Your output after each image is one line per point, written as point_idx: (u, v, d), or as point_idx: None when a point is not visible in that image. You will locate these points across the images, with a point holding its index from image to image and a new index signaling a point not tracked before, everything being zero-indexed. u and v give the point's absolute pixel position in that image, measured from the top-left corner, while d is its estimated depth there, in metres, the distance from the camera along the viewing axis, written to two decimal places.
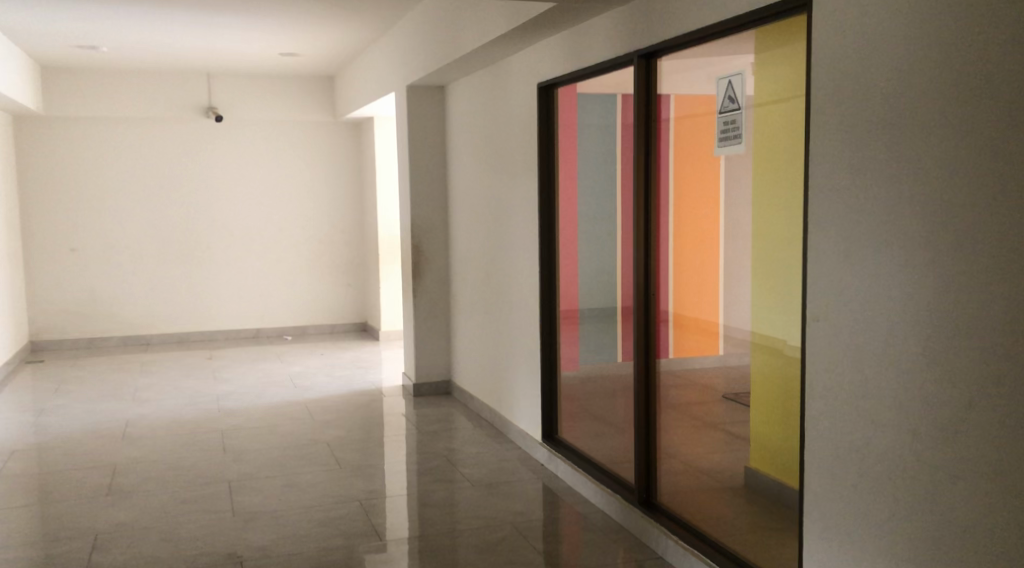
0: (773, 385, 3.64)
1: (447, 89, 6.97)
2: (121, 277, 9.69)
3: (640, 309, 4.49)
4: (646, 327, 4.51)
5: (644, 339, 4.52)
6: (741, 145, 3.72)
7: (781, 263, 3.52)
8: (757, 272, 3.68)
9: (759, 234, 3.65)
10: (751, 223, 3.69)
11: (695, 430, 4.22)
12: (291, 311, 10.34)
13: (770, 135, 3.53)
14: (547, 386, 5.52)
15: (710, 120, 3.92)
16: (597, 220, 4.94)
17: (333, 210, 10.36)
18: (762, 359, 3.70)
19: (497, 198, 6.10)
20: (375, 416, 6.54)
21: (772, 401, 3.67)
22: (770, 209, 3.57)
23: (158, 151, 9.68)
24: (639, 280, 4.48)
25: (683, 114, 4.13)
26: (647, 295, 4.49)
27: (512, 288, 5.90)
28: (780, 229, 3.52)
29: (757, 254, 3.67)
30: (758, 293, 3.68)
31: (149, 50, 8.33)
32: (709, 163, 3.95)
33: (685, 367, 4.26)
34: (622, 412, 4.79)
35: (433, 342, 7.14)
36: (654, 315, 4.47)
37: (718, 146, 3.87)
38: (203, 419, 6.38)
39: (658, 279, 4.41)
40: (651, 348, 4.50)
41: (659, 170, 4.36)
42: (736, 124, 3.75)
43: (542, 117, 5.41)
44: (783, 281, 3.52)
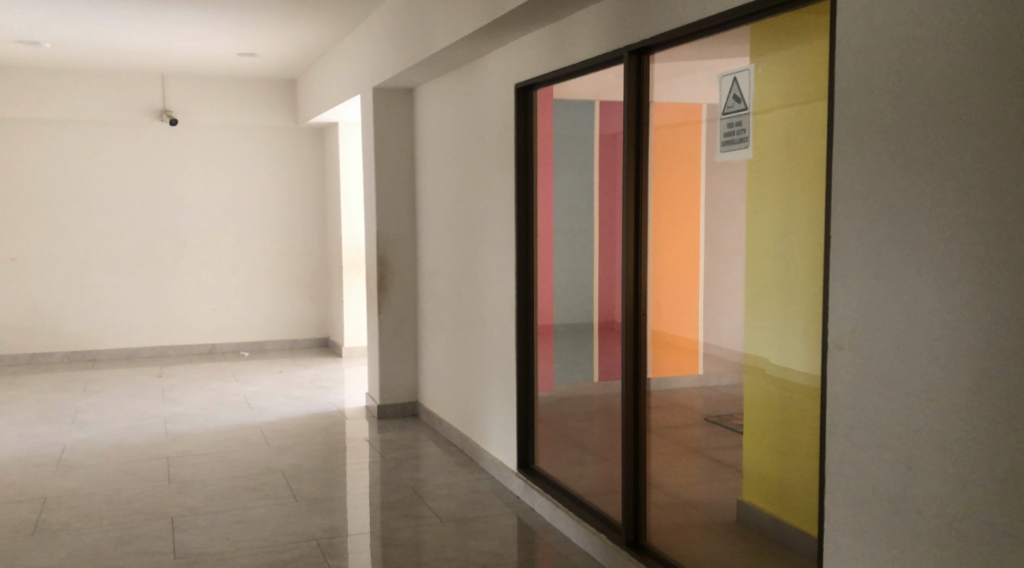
0: (773, 414, 3.28)
1: (416, 92, 6.58)
2: (66, 289, 9.13)
3: (627, 332, 4.06)
4: (635, 351, 4.08)
5: (634, 364, 4.09)
6: (748, 150, 3.27)
7: (789, 281, 3.11)
8: (759, 289, 3.28)
9: (761, 248, 3.25)
10: (753, 235, 3.29)
11: (681, 460, 3.84)
12: (249, 325, 9.84)
13: (776, 138, 3.13)
14: (522, 408, 5.11)
15: (708, 123, 3.48)
16: (575, 231, 4.55)
17: (294, 220, 9.88)
18: (758, 384, 3.34)
19: (469, 209, 5.70)
20: (336, 441, 6.09)
21: (768, 428, 3.31)
22: (774, 219, 3.17)
23: (108, 155, 9.15)
24: (628, 299, 4.05)
25: (675, 115, 3.71)
26: (635, 316, 4.07)
27: (485, 305, 5.50)
28: (789, 243, 3.10)
29: (758, 267, 3.27)
30: (758, 312, 3.29)
31: (97, 47, 7.83)
32: (694, 168, 3.60)
33: (666, 390, 3.90)
34: (600, 437, 4.41)
35: (399, 362, 6.72)
36: (644, 338, 4.04)
37: (720, 150, 3.42)
38: (148, 445, 5.89)
39: (639, 294, 4.05)
40: (640, 374, 4.07)
41: (641, 176, 3.99)
42: (742, 126, 3.30)
43: (520, 121, 5.02)
44: (790, 299, 3.12)
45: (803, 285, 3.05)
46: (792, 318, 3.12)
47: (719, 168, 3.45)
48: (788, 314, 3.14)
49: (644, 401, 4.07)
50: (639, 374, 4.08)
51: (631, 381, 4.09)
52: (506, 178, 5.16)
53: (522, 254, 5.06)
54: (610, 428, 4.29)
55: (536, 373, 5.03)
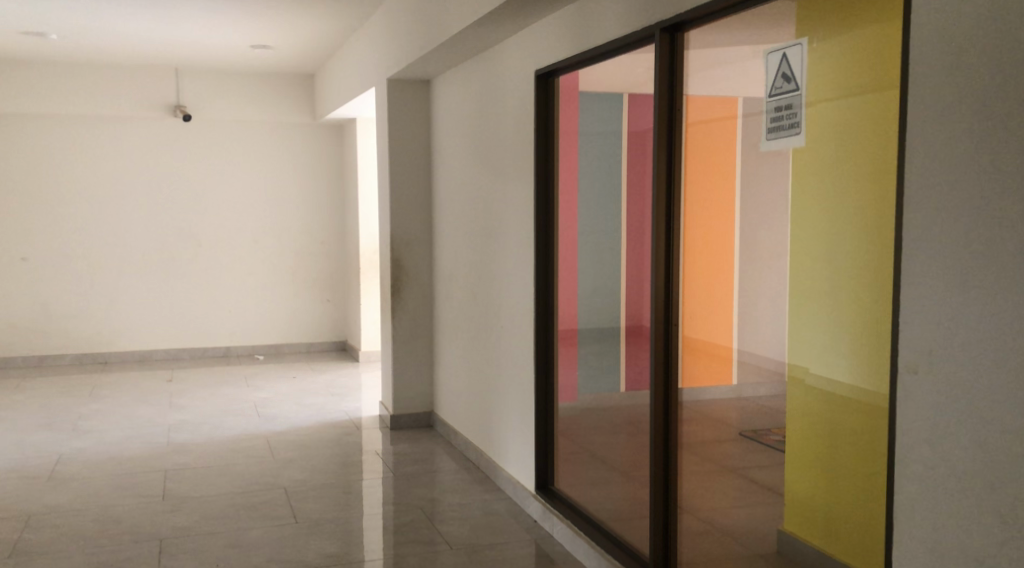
0: (819, 435, 2.84)
1: (433, 83, 6.21)
2: (77, 290, 8.88)
3: (657, 339, 3.63)
4: (665, 361, 3.65)
5: (664, 375, 3.66)
6: (800, 137, 2.81)
7: (843, 283, 2.67)
8: (805, 291, 2.84)
9: (809, 245, 2.82)
10: (800, 232, 2.85)
11: (712, 485, 3.41)
12: (264, 328, 9.53)
13: (829, 121, 2.69)
14: (541, 420, 4.71)
15: (748, 105, 3.05)
16: (600, 230, 4.14)
17: (311, 219, 9.56)
18: (804, 402, 2.90)
19: (487, 208, 5.31)
20: (346, 454, 5.73)
21: (812, 448, 2.88)
22: (826, 212, 2.73)
23: (119, 152, 8.87)
24: (659, 302, 3.62)
25: (712, 97, 3.28)
26: (665, 322, 3.64)
27: (503, 309, 5.11)
28: (844, 239, 2.66)
29: (805, 267, 2.84)
30: (803, 317, 2.86)
31: (105, 38, 7.55)
32: (734, 158, 3.16)
33: (700, 407, 3.47)
34: (626, 454, 4.00)
35: (413, 369, 6.35)
36: (675, 347, 3.61)
37: (766, 138, 2.97)
38: (147, 456, 5.57)
39: (670, 299, 3.61)
40: (671, 387, 3.64)
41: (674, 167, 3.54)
42: (792, 109, 2.84)
43: (541, 109, 4.61)
44: (842, 305, 2.69)
45: (858, 287, 2.61)
46: (845, 325, 2.68)
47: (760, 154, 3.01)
48: (840, 321, 2.69)
49: (676, 417, 3.63)
50: (669, 387, 3.65)
51: (660, 394, 3.66)
52: (526, 174, 4.77)
53: (541, 254, 4.66)
54: (637, 445, 3.89)
55: (556, 383, 4.62)
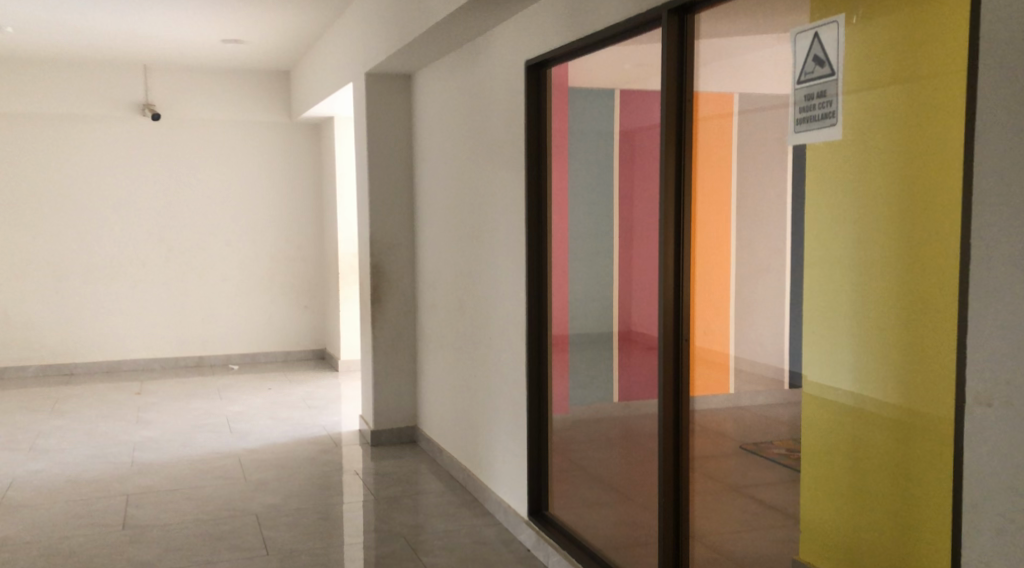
0: (836, 452, 2.49)
1: (415, 77, 5.85)
2: (41, 298, 8.45)
3: (667, 367, 3.22)
4: (676, 390, 3.25)
5: (675, 405, 3.26)
6: (837, 128, 2.39)
7: (882, 303, 2.28)
8: (819, 298, 2.50)
9: (823, 246, 2.48)
10: (814, 232, 2.50)
11: (716, 505, 3.06)
12: (239, 336, 9.14)
13: (855, 111, 2.34)
14: (534, 437, 4.36)
15: (761, 92, 2.69)
16: (594, 234, 3.79)
17: (288, 222, 9.18)
18: (821, 418, 2.53)
19: (473, 210, 4.97)
20: (322, 474, 5.37)
21: (825, 465, 2.54)
22: (852, 213, 2.38)
23: (84, 151, 8.45)
24: (668, 325, 3.22)
25: (723, 89, 2.90)
26: (676, 348, 3.23)
27: (491, 319, 4.77)
28: (879, 248, 2.29)
29: (819, 273, 2.49)
30: (814, 325, 2.52)
31: (64, 31, 7.13)
32: (748, 151, 2.76)
33: (708, 426, 3.09)
34: (623, 472, 3.66)
35: (395, 381, 5.98)
36: (686, 373, 3.20)
37: (793, 130, 2.55)
38: (108, 479, 5.19)
39: (680, 313, 3.20)
40: (683, 419, 3.24)
41: (684, 164, 3.14)
42: (827, 97, 2.43)
43: (533, 102, 4.25)
44: (866, 316, 2.35)
45: (898, 307, 2.23)
46: (884, 353, 2.29)
47: (770, 147, 2.66)
48: (881, 351, 2.30)
49: (685, 448, 3.24)
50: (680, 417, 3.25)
51: (669, 425, 3.26)
52: (515, 172, 4.41)
53: (534, 257, 4.30)
54: (634, 461, 3.56)
55: (549, 396, 4.27)
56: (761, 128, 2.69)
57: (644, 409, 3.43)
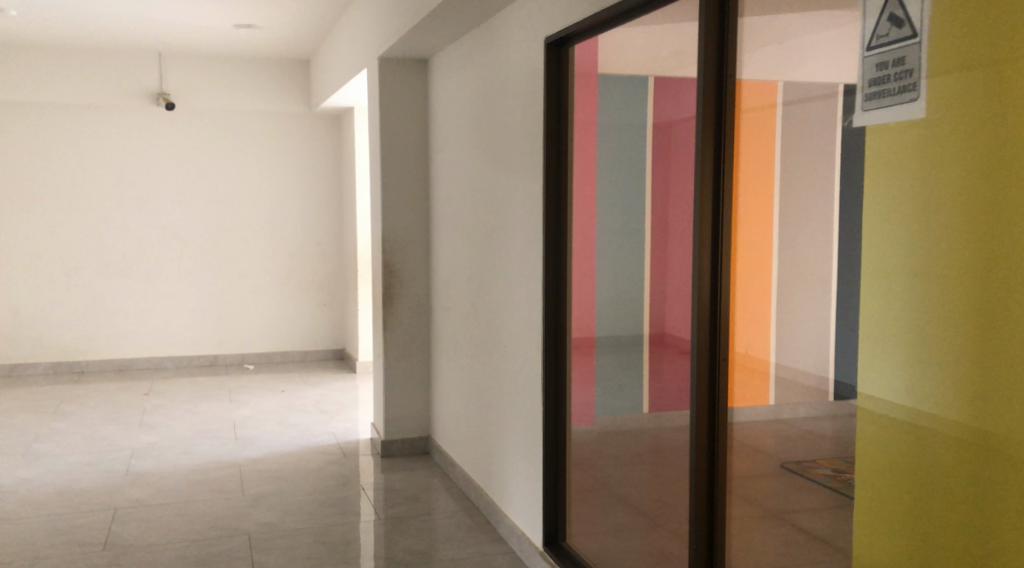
0: (890, 489, 1.99)
1: (431, 62, 5.44)
2: (52, 294, 8.19)
3: (701, 391, 2.76)
4: (711, 417, 2.78)
5: (711, 434, 2.79)
6: (919, 104, 1.85)
7: (957, 323, 1.80)
8: (875, 313, 2.01)
9: (880, 246, 2.00)
10: (872, 229, 2.02)
11: (753, 535, 2.60)
12: (255, 335, 8.83)
13: (931, 87, 1.82)
14: (553, 451, 3.92)
15: (816, 62, 2.18)
16: (621, 233, 3.34)
17: (306, 217, 8.84)
18: (871, 447, 2.04)
19: (490, 204, 4.54)
20: (325, 488, 4.98)
21: (879, 498, 2.03)
22: (916, 209, 1.89)
23: (96, 142, 8.17)
24: (704, 344, 2.75)
25: (770, 62, 2.42)
26: (712, 369, 2.76)
27: (507, 325, 4.35)
28: (953, 252, 1.81)
29: (876, 279, 2.01)
30: (866, 341, 2.04)
31: (71, 15, 6.83)
32: (795, 132, 2.29)
33: (749, 454, 2.62)
34: (650, 493, 3.21)
35: (407, 388, 5.58)
36: (725, 396, 2.73)
37: (863, 108, 2.02)
38: (98, 490, 4.85)
39: (719, 327, 2.73)
40: (719, 449, 2.76)
41: (726, 152, 2.66)
42: (906, 66, 1.89)
43: (554, 85, 3.81)
44: (932, 336, 1.86)
45: (981, 328, 1.75)
46: (955, 384, 1.80)
47: (819, 125, 2.18)
48: (952, 381, 1.81)
49: (723, 479, 2.76)
50: (716, 446, 2.77)
51: (703, 456, 2.79)
52: (535, 160, 3.98)
53: (552, 251, 3.87)
54: (663, 480, 3.11)
55: (569, 403, 3.83)
56: (813, 105, 2.20)
57: (676, 421, 2.98)
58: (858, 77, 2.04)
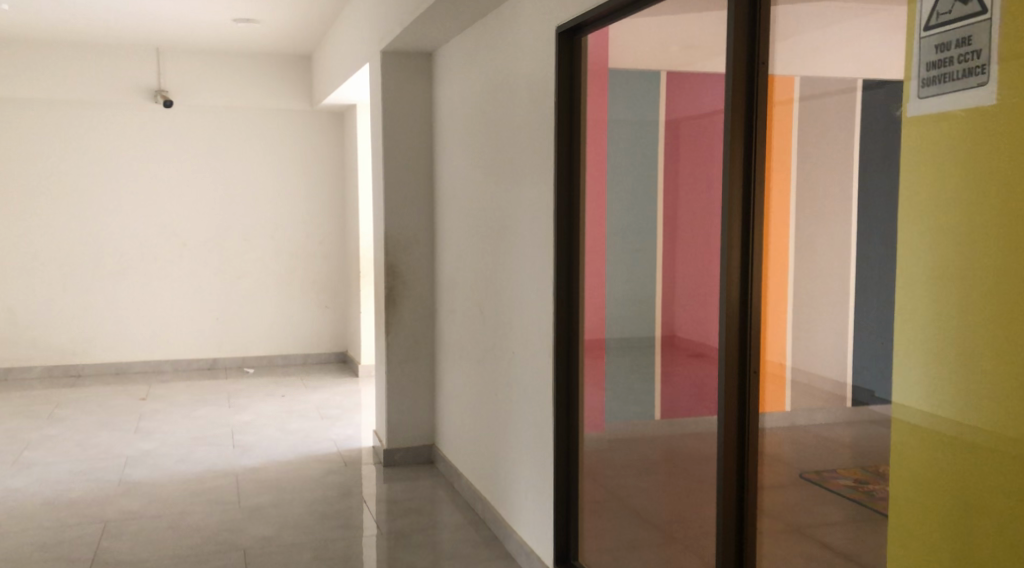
0: (931, 512, 1.77)
1: (435, 56, 5.24)
2: (48, 295, 8.01)
3: (729, 412, 2.48)
4: (740, 440, 2.49)
5: (740, 460, 2.49)
6: (987, 88, 1.61)
7: (1003, 328, 1.59)
8: (916, 315, 1.81)
9: (919, 241, 1.80)
10: (918, 227, 1.80)
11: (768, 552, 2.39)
12: (256, 337, 8.64)
13: (1000, 69, 1.58)
14: (563, 459, 3.72)
15: (855, 43, 1.95)
16: (633, 234, 3.13)
17: (308, 217, 8.64)
18: (911, 465, 1.82)
19: (496, 202, 4.34)
20: (325, 499, 4.78)
21: (910, 516, 1.83)
22: (966, 204, 1.67)
23: (93, 141, 7.99)
24: (732, 359, 2.46)
25: (799, 45, 2.18)
26: (741, 387, 2.47)
27: (514, 330, 4.14)
28: (1006, 250, 1.58)
29: (918, 282, 1.80)
30: (905, 350, 1.83)
31: (64, 10, 6.65)
32: (826, 121, 2.07)
33: (773, 476, 2.35)
34: (664, 505, 3.00)
35: (410, 394, 5.38)
36: (756, 416, 2.43)
37: (917, 94, 1.78)
38: (88, 501, 4.66)
39: (750, 340, 2.43)
40: (748, 476, 2.47)
41: (758, 143, 2.37)
42: (972, 45, 1.65)
43: (566, 76, 3.61)
44: (976, 344, 1.65)
45: None
46: (1009, 400, 1.58)
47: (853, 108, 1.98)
48: (1004, 397, 1.59)
49: (753, 511, 2.45)
50: (745, 473, 2.48)
51: (731, 483, 2.50)
52: (544, 154, 3.77)
53: (564, 250, 3.66)
54: (678, 488, 2.90)
55: (581, 409, 3.62)
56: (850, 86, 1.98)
57: (689, 428, 2.79)
58: (913, 66, 1.79)
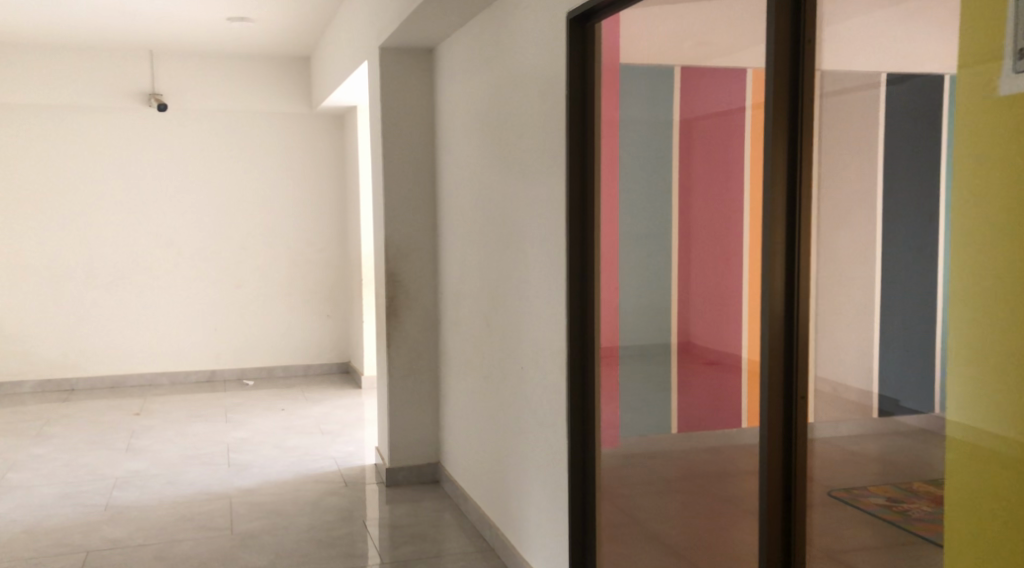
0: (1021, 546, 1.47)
1: (436, 52, 4.96)
2: (40, 308, 7.74)
3: (773, 441, 2.15)
4: (785, 474, 2.16)
5: (785, 496, 2.16)
6: None
7: None
8: (1005, 321, 1.50)
9: (1007, 235, 1.49)
10: (1008, 221, 1.49)
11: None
12: (255, 348, 8.36)
13: None
14: (578, 480, 3.42)
15: (920, 4, 1.66)
16: (647, 239, 2.83)
17: (308, 223, 8.37)
18: (995, 490, 1.52)
19: (502, 204, 4.05)
20: (323, 525, 4.49)
21: (960, 543, 1.60)
22: None
23: (85, 147, 7.72)
24: (776, 382, 2.14)
25: (848, 19, 1.88)
26: (786, 413, 2.15)
27: (523, 342, 3.85)
28: None
29: (1009, 288, 1.49)
30: (989, 367, 1.53)
31: (52, 11, 6.39)
32: (884, 106, 1.78)
33: (818, 507, 2.05)
34: (680, 529, 2.66)
35: (413, 410, 5.09)
36: (802, 450, 2.11)
37: (1011, 69, 1.46)
38: (71, 529, 4.38)
39: (797, 363, 2.10)
40: (795, 514, 2.14)
41: (805, 136, 2.05)
42: None
43: (577, 67, 3.30)
44: None
45: None
46: None
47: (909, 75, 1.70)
48: None
49: (801, 554, 2.12)
50: (792, 510, 2.15)
51: (775, 522, 2.16)
52: (552, 147, 3.48)
53: (576, 255, 3.35)
54: (694, 510, 2.56)
55: (597, 424, 3.32)
56: (908, 50, 1.70)
57: (709, 443, 2.46)
58: (1005, 36, 1.49)
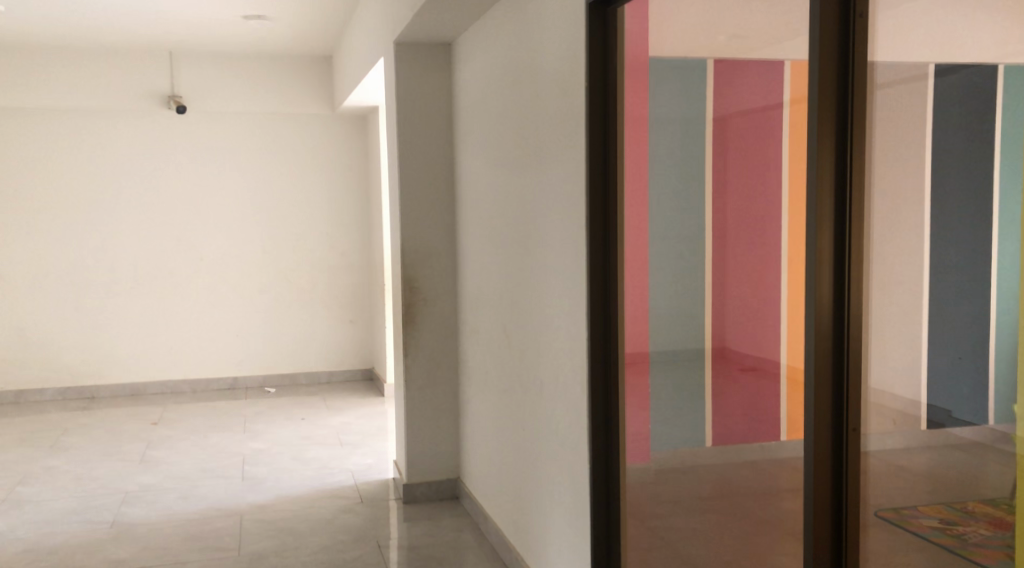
0: None
1: (454, 46, 4.72)
2: (61, 315, 7.64)
3: (820, 476, 1.83)
4: (835, 515, 1.84)
5: (836, 540, 1.85)
6: None
7: None
8: None
9: None
10: None
11: None
12: (277, 355, 8.18)
13: None
14: (602, 500, 3.14)
15: None
16: (678, 239, 2.55)
17: (330, 227, 8.18)
18: None
19: (521, 205, 3.80)
20: (336, 545, 4.26)
21: None
22: None
23: (105, 151, 7.60)
24: (823, 408, 1.81)
25: None
26: (837, 444, 1.83)
27: (544, 351, 3.59)
28: None
29: None
30: None
31: (68, 13, 6.25)
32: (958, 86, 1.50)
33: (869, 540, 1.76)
34: (714, 553, 2.38)
35: (432, 423, 4.85)
36: (854, 489, 1.79)
37: None
38: (75, 549, 4.19)
39: (849, 388, 1.78)
40: (847, 561, 1.82)
41: (857, 122, 1.74)
42: None
43: (599, 55, 3.03)
44: None
45: None
46: None
47: (999, 36, 1.42)
48: None
49: None
50: (843, 555, 1.83)
51: None
52: (573, 141, 3.21)
53: (598, 257, 3.08)
54: (730, 529, 2.28)
55: (624, 440, 3.05)
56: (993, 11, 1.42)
57: (745, 456, 2.18)
58: None
